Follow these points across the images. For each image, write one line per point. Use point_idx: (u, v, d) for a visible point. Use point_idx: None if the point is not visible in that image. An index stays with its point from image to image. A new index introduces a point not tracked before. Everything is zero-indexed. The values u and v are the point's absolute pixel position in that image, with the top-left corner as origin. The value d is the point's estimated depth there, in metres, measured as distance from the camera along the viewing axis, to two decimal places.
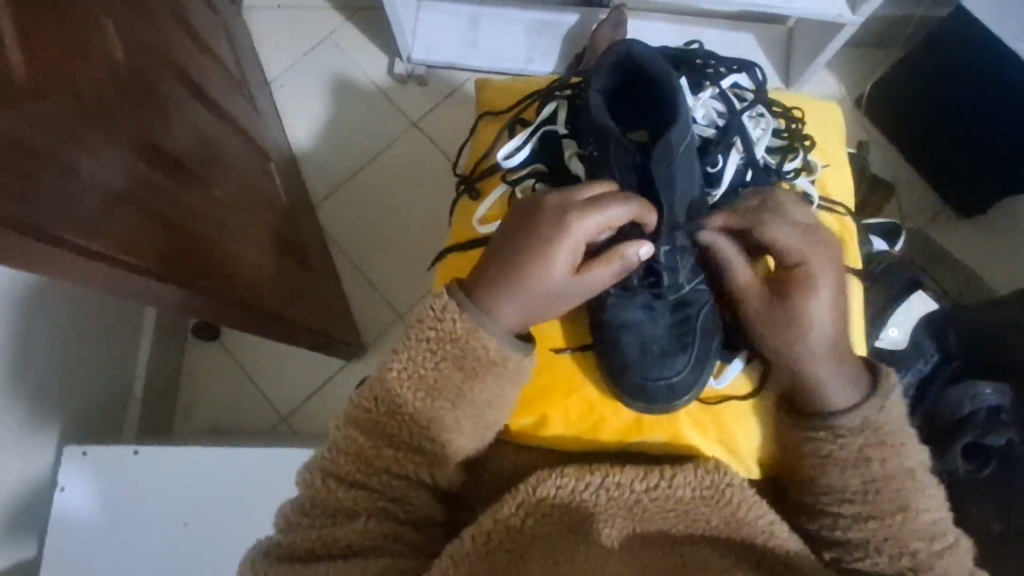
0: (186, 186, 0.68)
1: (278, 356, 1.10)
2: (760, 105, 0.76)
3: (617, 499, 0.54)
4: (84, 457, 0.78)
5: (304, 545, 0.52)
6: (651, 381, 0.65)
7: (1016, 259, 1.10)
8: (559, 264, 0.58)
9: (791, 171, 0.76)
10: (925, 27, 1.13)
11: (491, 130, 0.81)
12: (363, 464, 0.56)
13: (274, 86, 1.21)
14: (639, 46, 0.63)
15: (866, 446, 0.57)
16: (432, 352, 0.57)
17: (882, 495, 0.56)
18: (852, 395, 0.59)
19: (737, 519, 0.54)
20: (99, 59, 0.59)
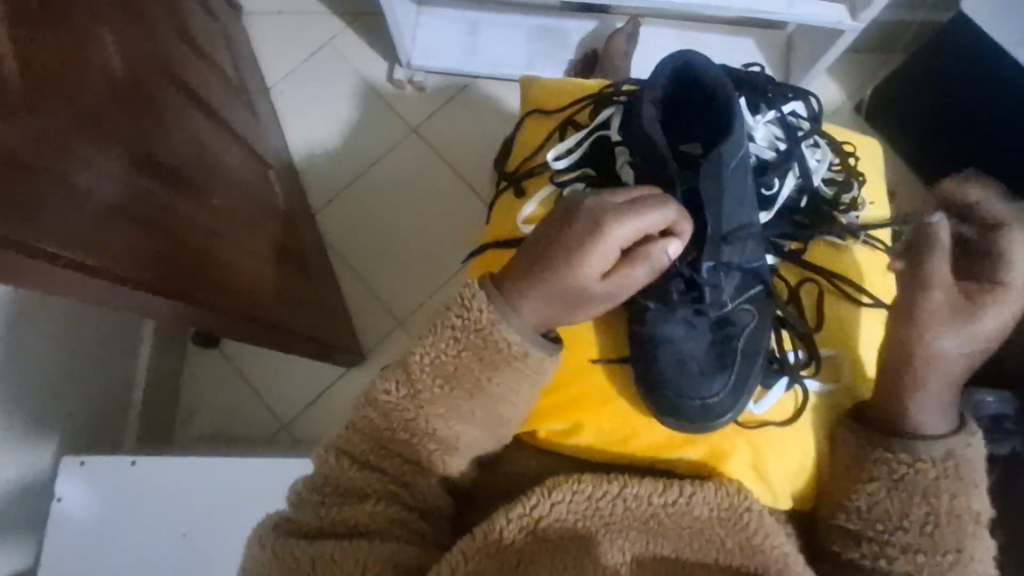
0: (184, 197, 0.67)
1: (277, 363, 1.10)
2: (815, 135, 0.74)
3: (633, 511, 0.54)
4: (83, 467, 0.77)
5: (314, 522, 0.53)
6: (689, 400, 0.62)
7: None
8: (588, 266, 0.53)
9: (846, 205, 0.73)
10: (924, 33, 1.13)
11: (539, 129, 0.79)
12: (377, 446, 0.56)
13: (273, 92, 1.20)
14: (696, 58, 0.61)
15: (941, 478, 0.57)
16: (455, 341, 0.55)
17: (943, 530, 0.56)
18: (940, 424, 0.59)
19: (753, 544, 0.53)
20: (97, 69, 0.58)
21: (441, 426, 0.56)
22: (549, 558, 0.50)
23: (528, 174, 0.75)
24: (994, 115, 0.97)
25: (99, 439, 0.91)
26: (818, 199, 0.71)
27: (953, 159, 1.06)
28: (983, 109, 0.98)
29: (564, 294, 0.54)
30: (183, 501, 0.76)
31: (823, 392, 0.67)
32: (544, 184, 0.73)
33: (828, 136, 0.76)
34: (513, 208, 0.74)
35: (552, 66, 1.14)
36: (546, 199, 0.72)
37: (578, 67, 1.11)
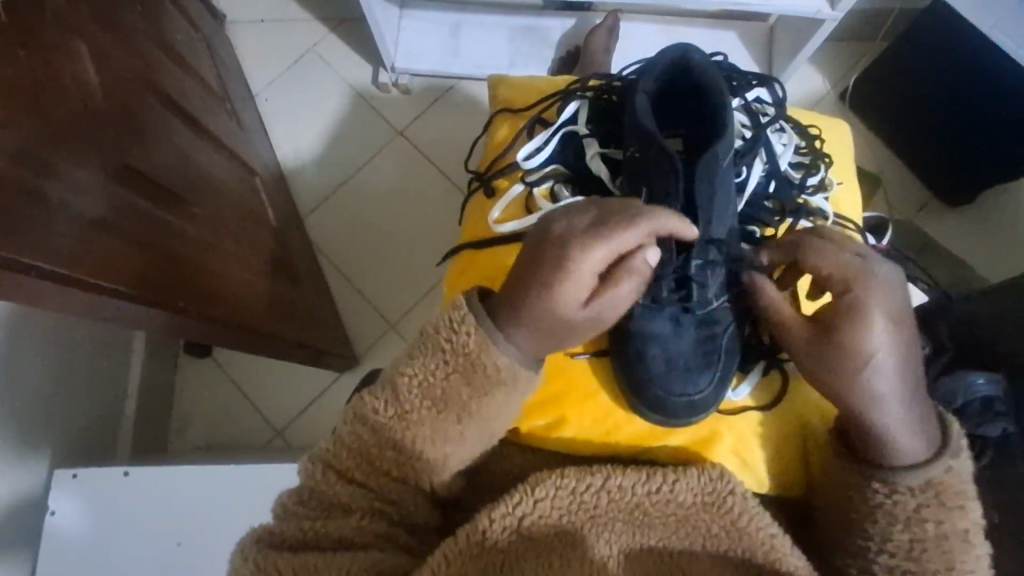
0: (166, 208, 0.67)
1: (270, 371, 1.09)
2: (781, 120, 0.75)
3: (618, 502, 0.54)
4: (76, 479, 0.77)
5: (296, 534, 0.52)
6: (674, 398, 0.62)
7: (1003, 246, 1.10)
8: (570, 294, 0.53)
9: (811, 186, 0.73)
10: (904, 20, 1.14)
11: (509, 127, 0.79)
12: (364, 462, 0.55)
13: (257, 100, 1.20)
14: (693, 52, 0.62)
15: (922, 507, 0.53)
16: (445, 363, 0.54)
17: (929, 554, 0.52)
18: (919, 451, 0.54)
19: (737, 528, 0.53)
20: (72, 80, 0.58)
21: (429, 446, 0.55)
22: (535, 554, 0.51)
23: (498, 173, 0.74)
24: (972, 94, 0.98)
25: (92, 452, 0.91)
26: (786, 182, 0.71)
27: (939, 143, 1.06)
28: (962, 92, 0.99)
29: (550, 321, 0.54)
30: (179, 511, 0.76)
31: (800, 373, 0.67)
32: (514, 183, 0.73)
33: (794, 120, 0.76)
34: (486, 208, 0.74)
35: (534, 65, 1.14)
36: (518, 198, 0.72)
37: (560, 64, 1.11)
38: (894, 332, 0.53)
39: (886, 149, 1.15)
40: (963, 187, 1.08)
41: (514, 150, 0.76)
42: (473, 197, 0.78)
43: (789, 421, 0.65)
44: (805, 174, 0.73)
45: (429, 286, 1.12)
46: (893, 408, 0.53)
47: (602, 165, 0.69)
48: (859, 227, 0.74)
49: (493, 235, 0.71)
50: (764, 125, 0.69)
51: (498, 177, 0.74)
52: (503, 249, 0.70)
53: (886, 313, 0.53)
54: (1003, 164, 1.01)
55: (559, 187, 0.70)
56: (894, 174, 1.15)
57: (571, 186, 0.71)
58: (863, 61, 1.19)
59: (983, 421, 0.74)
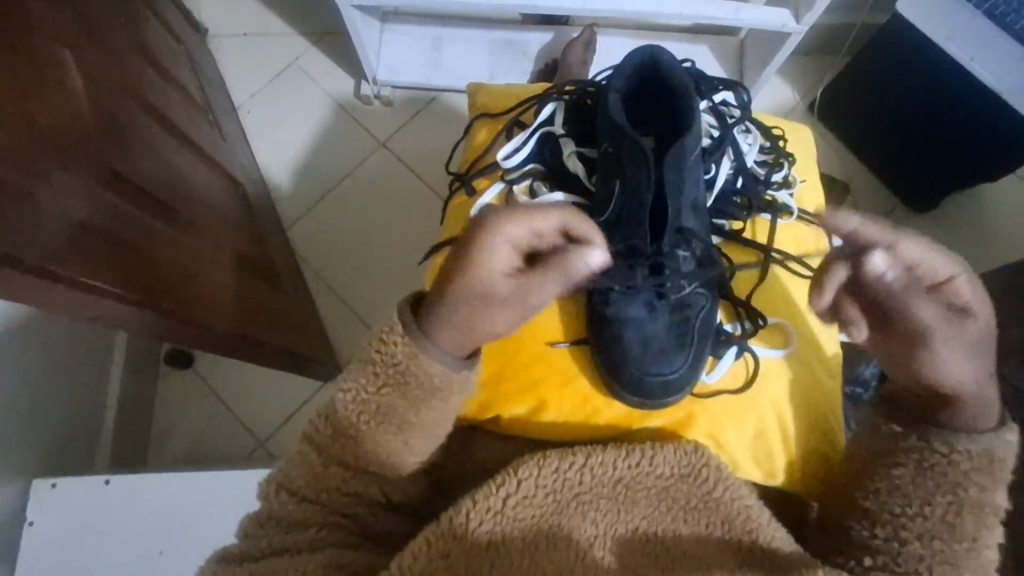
0: (150, 214, 0.68)
1: (253, 380, 1.09)
2: (747, 121, 0.78)
3: (601, 478, 0.55)
4: (54, 489, 0.76)
5: (260, 546, 0.53)
6: (649, 377, 0.65)
7: (969, 250, 1.15)
8: (485, 269, 0.49)
9: (776, 183, 0.76)
10: (867, 35, 1.19)
11: (488, 130, 0.81)
12: (313, 480, 0.56)
13: (239, 111, 1.21)
14: (662, 53, 0.65)
15: (971, 471, 0.54)
16: (375, 377, 0.54)
17: (965, 519, 0.54)
18: (977, 418, 0.55)
19: (714, 498, 0.56)
20: (59, 87, 0.59)
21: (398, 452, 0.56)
22: (523, 537, 0.52)
23: (478, 173, 0.76)
24: (929, 106, 1.03)
25: (70, 464, 0.90)
26: (752, 178, 0.73)
27: (901, 150, 1.11)
28: (921, 104, 1.03)
29: (467, 294, 0.51)
30: (163, 518, 0.76)
31: (765, 355, 0.69)
32: (494, 181, 0.75)
33: (758, 120, 0.79)
34: (466, 207, 0.76)
35: (514, 76, 1.17)
36: (498, 195, 0.73)
37: (538, 76, 1.13)
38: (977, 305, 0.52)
39: (854, 157, 1.20)
40: (928, 193, 1.13)
41: (493, 151, 0.78)
42: (454, 198, 0.80)
43: (762, 400, 0.67)
44: (771, 172, 0.76)
45: (411, 295, 1.13)
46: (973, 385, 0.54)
47: (578, 164, 0.72)
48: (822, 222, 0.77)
49: None
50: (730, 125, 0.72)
51: (478, 177, 0.76)
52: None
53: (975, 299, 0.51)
54: (963, 171, 1.06)
55: (536, 185, 0.73)
56: (862, 182, 1.19)
57: (549, 183, 0.73)
58: (830, 73, 1.24)
59: None
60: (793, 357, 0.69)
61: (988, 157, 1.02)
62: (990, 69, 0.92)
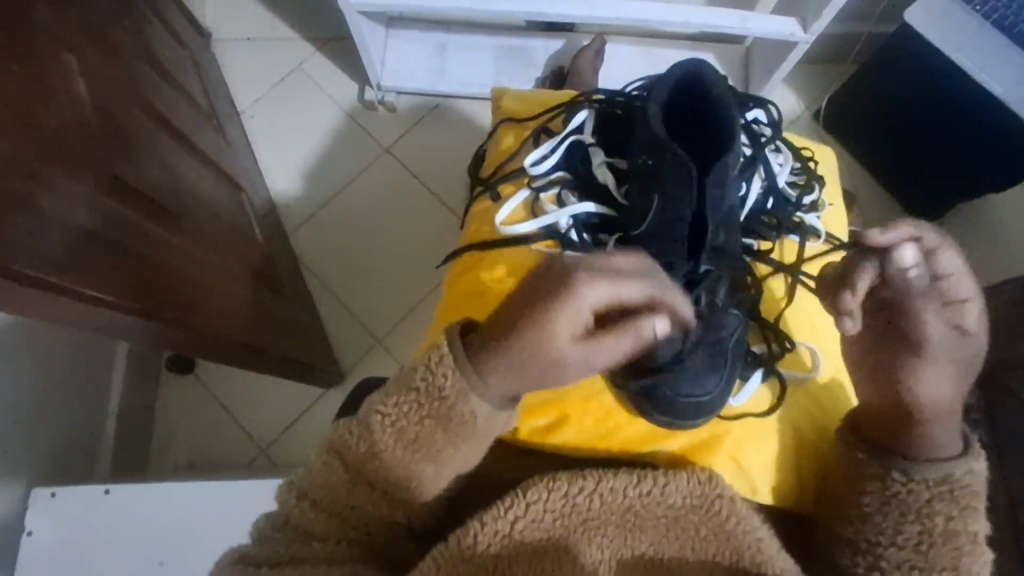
0: (154, 221, 0.67)
1: (255, 387, 1.08)
2: (778, 140, 0.77)
3: (610, 503, 0.54)
4: (54, 498, 0.75)
5: (274, 555, 0.53)
6: (681, 399, 0.62)
7: (976, 260, 1.14)
8: (559, 330, 0.48)
9: (807, 205, 0.76)
10: (874, 44, 1.19)
11: (514, 136, 0.81)
12: (336, 493, 0.55)
13: (244, 117, 1.21)
14: (707, 66, 0.63)
15: (934, 499, 0.54)
16: (418, 407, 0.53)
17: (937, 549, 0.53)
18: (946, 448, 0.55)
19: (724, 530, 0.54)
20: (62, 93, 0.58)
21: (407, 481, 0.55)
22: (526, 559, 0.51)
23: (503, 178, 0.76)
24: (935, 117, 1.02)
25: (69, 473, 0.89)
26: (782, 199, 0.73)
27: (906, 160, 1.11)
28: (927, 114, 1.03)
29: (536, 344, 0.48)
30: (164, 529, 0.75)
31: (797, 381, 0.68)
32: (520, 188, 0.75)
33: (788, 140, 0.78)
34: (490, 213, 0.76)
35: (520, 83, 1.17)
36: (523, 202, 0.74)
37: (547, 82, 1.13)
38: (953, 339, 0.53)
39: (860, 166, 1.19)
40: (934, 203, 1.12)
41: (520, 157, 0.78)
42: (476, 203, 0.79)
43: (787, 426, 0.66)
44: (802, 193, 0.76)
45: (417, 299, 1.13)
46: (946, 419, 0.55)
47: (609, 174, 0.71)
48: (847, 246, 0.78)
49: (501, 237, 0.72)
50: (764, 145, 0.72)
51: (503, 182, 0.76)
52: (505, 251, 0.72)
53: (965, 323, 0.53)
54: (970, 181, 1.05)
55: (563, 193, 0.72)
56: (869, 192, 1.18)
57: (576, 192, 0.72)
58: (837, 82, 1.24)
59: None
60: (815, 384, 0.68)
61: (995, 169, 1.01)
62: (997, 79, 0.93)
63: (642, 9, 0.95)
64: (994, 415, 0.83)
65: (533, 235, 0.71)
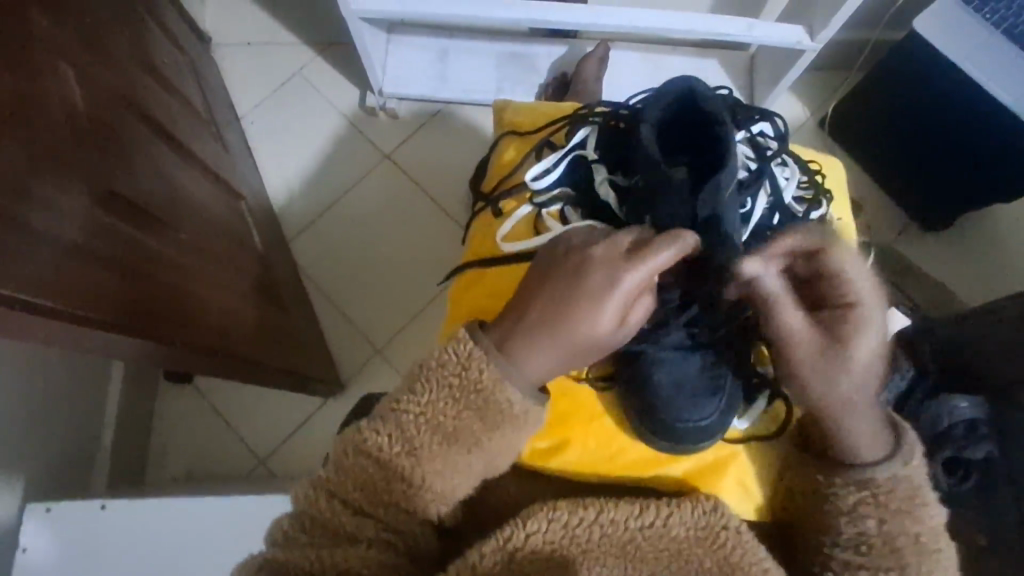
0: (150, 233, 0.66)
1: (254, 397, 1.07)
2: (785, 154, 0.76)
3: (611, 535, 0.53)
4: (49, 513, 0.74)
5: (301, 564, 0.50)
6: (683, 423, 0.62)
7: (983, 270, 1.13)
8: (605, 315, 0.54)
9: (814, 220, 0.74)
10: (880, 51, 1.18)
11: (516, 149, 0.80)
12: (372, 492, 0.53)
13: (243, 123, 1.20)
14: (700, 83, 0.63)
15: (861, 503, 0.54)
16: (454, 400, 0.55)
17: (877, 552, 0.53)
18: (874, 451, 0.55)
19: (729, 563, 0.53)
20: (56, 106, 0.57)
21: (437, 481, 0.54)
22: None
23: (505, 193, 0.75)
24: (942, 125, 1.01)
25: (64, 486, 0.88)
26: (790, 214, 0.71)
27: (913, 169, 1.09)
28: (935, 122, 1.02)
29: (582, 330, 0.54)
30: (161, 544, 0.74)
31: None
32: (522, 203, 0.74)
33: (794, 154, 0.77)
34: (492, 228, 0.75)
35: (521, 91, 1.16)
36: (525, 218, 0.72)
37: (549, 89, 1.12)
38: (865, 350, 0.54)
39: (866, 174, 1.18)
40: (940, 213, 1.11)
41: (522, 170, 0.77)
42: (478, 217, 0.78)
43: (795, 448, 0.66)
44: (809, 209, 0.74)
45: (418, 308, 1.11)
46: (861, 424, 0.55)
47: (611, 190, 0.69)
48: None
49: (503, 253, 0.71)
50: (769, 159, 0.71)
51: (506, 198, 0.75)
52: (507, 269, 0.70)
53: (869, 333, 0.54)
54: (977, 192, 1.04)
55: (566, 209, 0.71)
56: (874, 200, 1.17)
57: (579, 207, 0.71)
58: (842, 89, 1.23)
59: (969, 445, 0.80)
60: None
61: (1003, 179, 1.00)
62: (1005, 87, 0.91)
63: (645, 17, 0.94)
64: (1004, 429, 0.81)
65: (532, 251, 0.68)
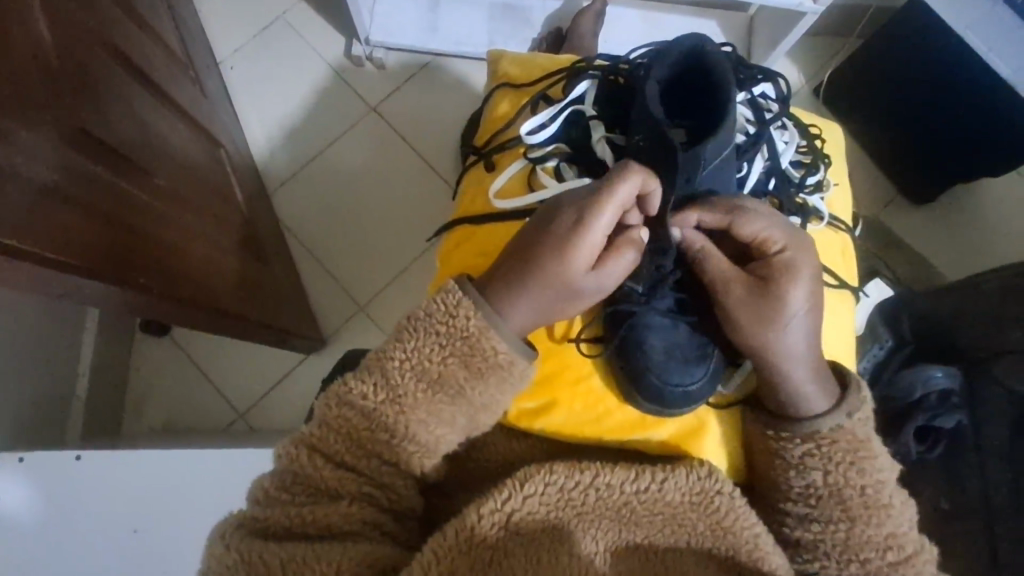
0: (125, 178, 0.63)
1: (233, 350, 1.05)
2: (784, 116, 0.74)
3: (606, 499, 0.54)
4: (21, 464, 0.71)
5: (283, 522, 0.50)
6: (671, 388, 0.62)
7: (965, 245, 1.14)
8: (577, 260, 0.54)
9: (811, 186, 0.73)
10: (880, 19, 1.16)
11: (510, 102, 0.77)
12: (355, 445, 0.53)
13: (223, 67, 1.15)
14: (708, 44, 0.61)
15: (807, 455, 0.57)
16: (441, 347, 0.54)
17: (825, 502, 0.57)
18: (816, 403, 0.58)
19: (722, 527, 0.54)
20: (25, 34, 0.53)
21: (422, 431, 0.54)
22: (522, 550, 0.50)
23: (498, 148, 0.73)
24: (939, 99, 1.00)
25: (37, 437, 0.86)
26: (785, 179, 0.71)
27: (905, 141, 1.09)
28: (930, 93, 1.01)
29: (553, 275, 0.54)
30: (138, 496, 0.73)
31: None
32: (515, 158, 0.72)
33: (795, 118, 0.76)
34: (485, 183, 0.73)
35: (515, 44, 1.12)
36: (519, 173, 0.70)
37: (544, 44, 1.08)
38: (802, 300, 0.57)
39: (858, 144, 1.17)
40: (930, 189, 1.11)
41: (515, 125, 0.74)
42: (470, 172, 0.76)
43: None
44: (805, 174, 0.74)
45: (406, 263, 1.09)
46: (798, 371, 0.57)
47: (607, 149, 0.68)
48: (849, 227, 0.76)
49: (495, 210, 0.69)
50: (767, 123, 0.70)
51: (498, 152, 0.73)
52: (499, 225, 0.68)
53: (806, 282, 0.57)
54: (968, 168, 1.04)
55: (562, 165, 0.69)
56: (865, 171, 1.17)
57: (574, 165, 0.69)
58: (839, 56, 1.21)
59: (941, 412, 0.82)
60: None
61: (994, 156, 1.00)
62: (1003, 58, 0.90)
63: None
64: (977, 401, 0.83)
65: (527, 208, 0.67)
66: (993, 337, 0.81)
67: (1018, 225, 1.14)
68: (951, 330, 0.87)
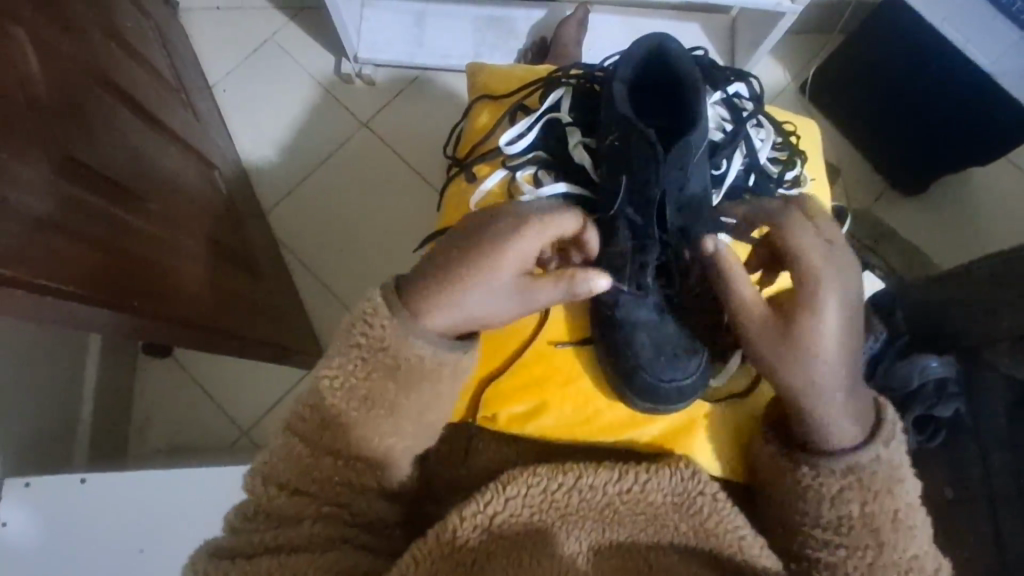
0: (118, 204, 0.64)
1: (236, 368, 1.07)
2: (759, 114, 0.76)
3: (590, 501, 0.55)
4: (28, 489, 0.72)
5: (248, 544, 0.52)
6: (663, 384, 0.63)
7: (957, 233, 1.14)
8: (497, 270, 0.53)
9: (789, 181, 0.75)
10: (860, 13, 1.17)
11: (490, 112, 0.78)
12: (302, 472, 0.54)
13: (215, 90, 1.17)
14: (671, 42, 0.63)
15: (844, 489, 0.56)
16: (363, 363, 0.53)
17: (859, 530, 0.55)
18: (854, 435, 0.56)
19: (705, 528, 0.55)
20: (11, 67, 0.55)
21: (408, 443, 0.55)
22: (505, 553, 0.52)
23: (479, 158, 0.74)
24: (923, 91, 1.01)
25: (43, 462, 0.87)
26: (764, 175, 0.72)
27: (891, 132, 1.09)
28: (913, 85, 1.02)
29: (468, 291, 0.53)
30: (144, 515, 0.74)
31: None
32: (496, 168, 0.73)
33: (770, 115, 0.77)
34: (467, 193, 0.74)
35: (500, 54, 1.14)
36: (499, 183, 0.72)
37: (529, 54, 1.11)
38: (833, 333, 0.55)
39: (845, 139, 1.17)
40: (918, 179, 1.12)
41: (496, 136, 0.76)
42: (452, 183, 0.77)
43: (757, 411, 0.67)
44: (783, 169, 0.75)
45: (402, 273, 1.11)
46: (838, 401, 0.55)
47: (585, 154, 0.70)
48: None
49: None
50: (743, 121, 0.71)
51: (479, 162, 0.74)
52: None
53: (835, 309, 0.55)
54: (957, 158, 1.05)
55: (541, 173, 0.71)
56: (852, 166, 1.17)
57: (555, 173, 0.71)
58: (822, 53, 1.22)
59: (937, 403, 0.82)
60: None
61: (981, 144, 1.01)
62: (981, 49, 0.92)
63: None
64: (973, 387, 0.83)
65: None
66: (984, 325, 0.81)
67: (1009, 211, 1.15)
68: (945, 317, 0.87)
